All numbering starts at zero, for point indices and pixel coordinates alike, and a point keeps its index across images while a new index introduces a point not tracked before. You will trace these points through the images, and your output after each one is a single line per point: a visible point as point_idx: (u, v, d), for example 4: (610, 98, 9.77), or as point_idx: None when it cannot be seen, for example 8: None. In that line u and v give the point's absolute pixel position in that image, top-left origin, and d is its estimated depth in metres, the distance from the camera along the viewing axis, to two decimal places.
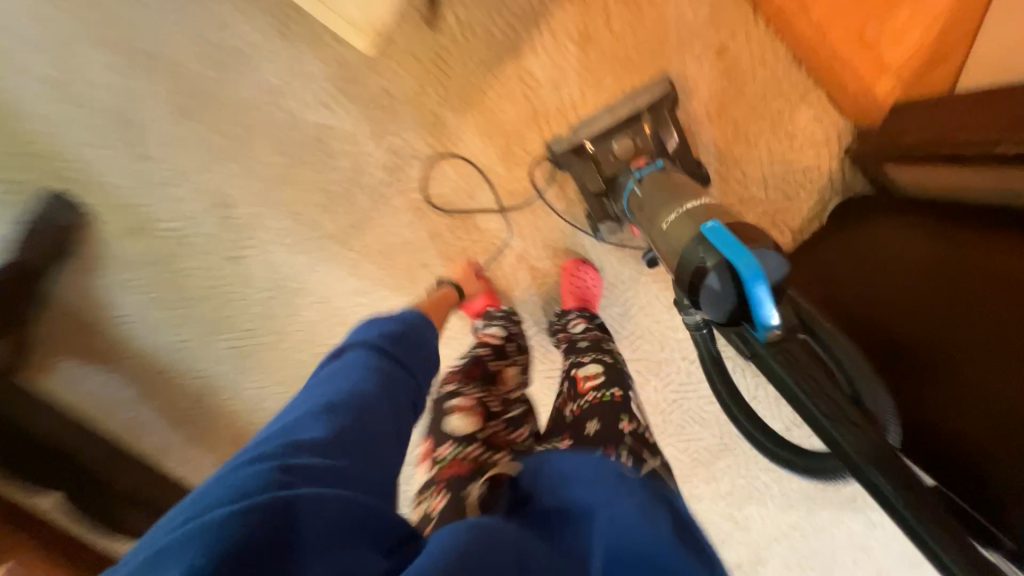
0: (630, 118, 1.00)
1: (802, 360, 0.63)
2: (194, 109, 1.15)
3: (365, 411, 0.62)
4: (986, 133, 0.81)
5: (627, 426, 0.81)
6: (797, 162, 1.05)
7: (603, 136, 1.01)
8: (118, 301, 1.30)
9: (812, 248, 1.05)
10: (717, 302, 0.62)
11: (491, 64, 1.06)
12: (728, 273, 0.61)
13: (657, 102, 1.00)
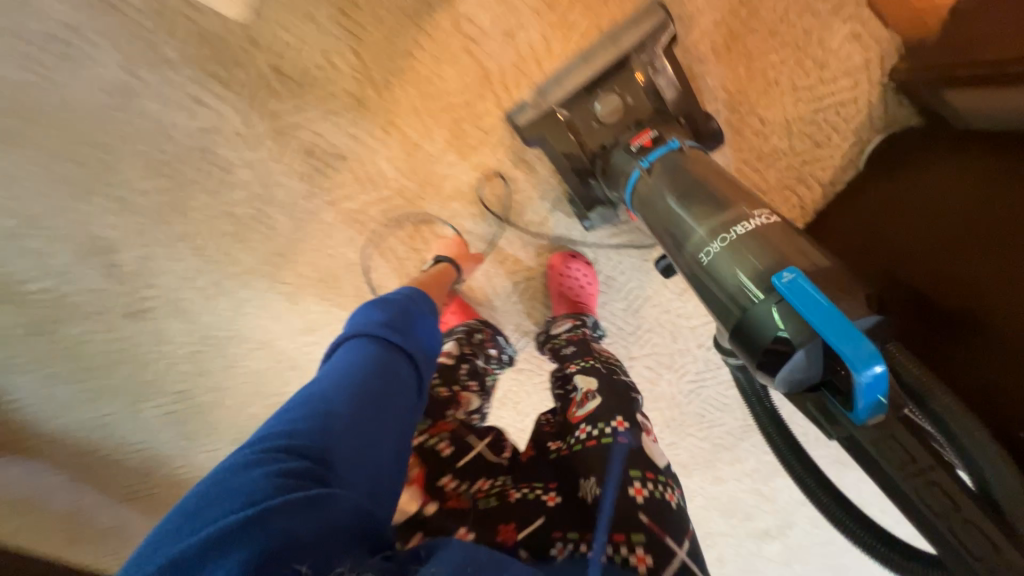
0: (614, 66, 0.75)
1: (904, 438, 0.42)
2: (15, 130, 0.82)
3: (390, 399, 0.56)
4: None
5: (639, 493, 0.56)
6: (828, 97, 0.82)
7: (580, 93, 0.76)
8: (8, 385, 1.06)
9: (845, 205, 0.86)
10: (797, 383, 0.46)
11: (415, 14, 0.76)
12: (821, 352, 0.44)
13: (648, 41, 0.74)
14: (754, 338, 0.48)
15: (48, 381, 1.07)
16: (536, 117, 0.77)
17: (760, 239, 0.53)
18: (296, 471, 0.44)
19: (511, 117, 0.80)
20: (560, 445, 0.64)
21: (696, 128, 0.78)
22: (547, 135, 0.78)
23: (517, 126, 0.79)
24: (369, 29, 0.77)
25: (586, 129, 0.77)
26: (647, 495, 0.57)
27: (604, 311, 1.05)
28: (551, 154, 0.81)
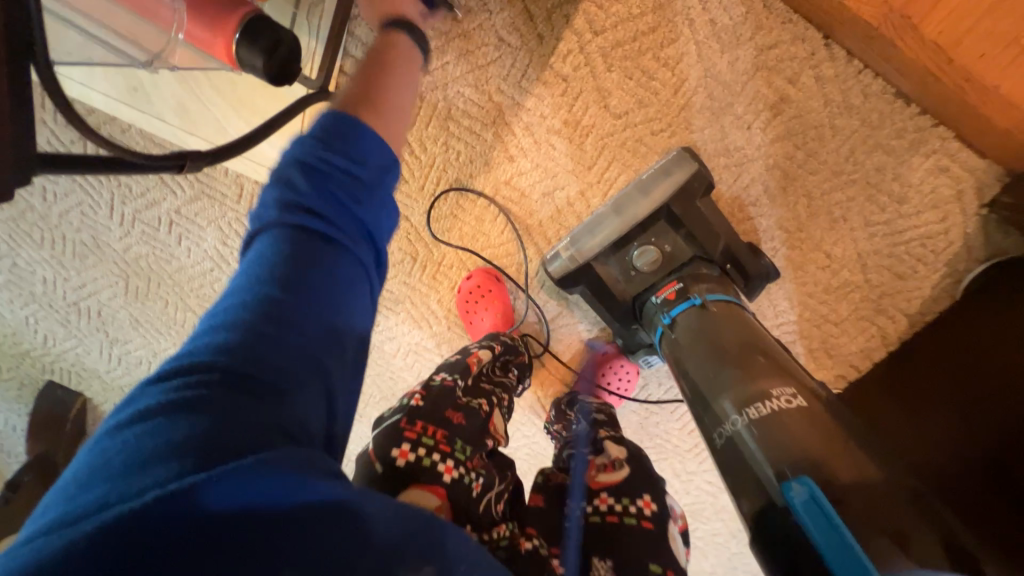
0: (648, 220, 0.70)
1: None
2: (144, 289, 1.00)
3: (324, 327, 0.41)
4: None
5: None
6: (909, 230, 0.73)
7: (618, 245, 0.71)
8: None
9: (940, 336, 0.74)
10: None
11: (458, 181, 0.79)
12: None
13: (687, 190, 0.69)
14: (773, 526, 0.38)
15: None
16: (570, 272, 0.73)
17: (774, 421, 0.43)
18: (219, 377, 0.35)
19: (549, 267, 0.75)
20: (575, 509, 0.60)
21: (747, 276, 0.71)
22: (584, 286, 0.75)
23: (551, 276, 0.75)
24: (416, 197, 0.81)
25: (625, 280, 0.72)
26: None
27: (658, 427, 1.01)
28: (587, 301, 0.77)
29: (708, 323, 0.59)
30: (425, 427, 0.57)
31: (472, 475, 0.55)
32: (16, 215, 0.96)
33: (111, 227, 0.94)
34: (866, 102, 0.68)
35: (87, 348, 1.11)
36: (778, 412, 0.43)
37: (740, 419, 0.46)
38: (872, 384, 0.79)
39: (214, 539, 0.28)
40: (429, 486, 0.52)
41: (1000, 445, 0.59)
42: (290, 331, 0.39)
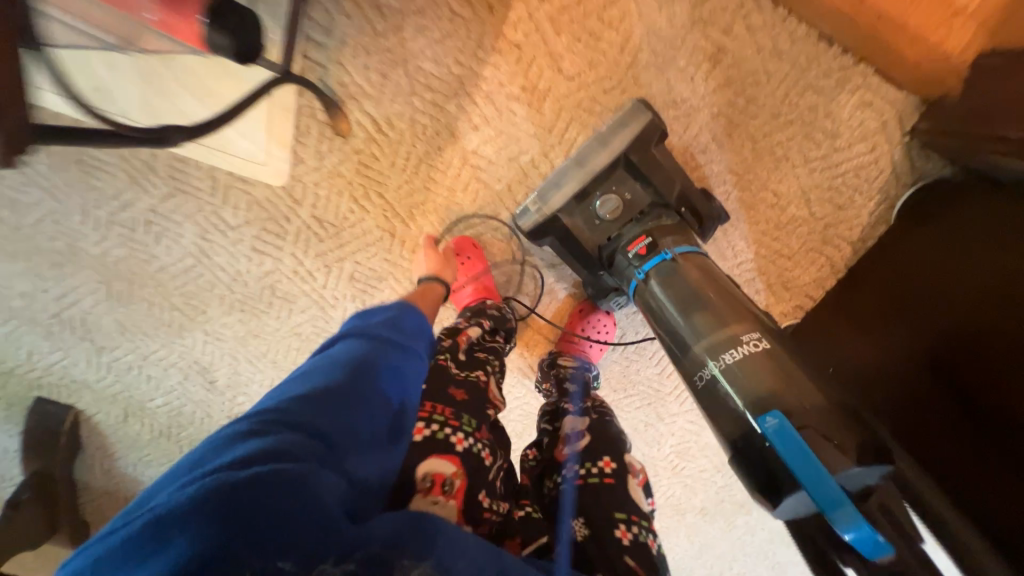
0: (607, 168, 0.74)
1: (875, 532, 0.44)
2: (126, 291, 1.01)
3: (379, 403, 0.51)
4: None
5: (625, 535, 0.61)
6: (844, 163, 0.80)
7: (581, 195, 0.75)
8: (146, 477, 1.32)
9: (883, 259, 0.81)
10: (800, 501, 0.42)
11: (427, 154, 0.83)
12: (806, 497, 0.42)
13: (644, 137, 0.73)
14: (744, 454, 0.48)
15: None
16: (539, 225, 0.76)
17: (751, 367, 0.50)
18: (277, 420, 0.43)
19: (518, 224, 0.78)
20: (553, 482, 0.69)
21: (701, 218, 0.76)
22: (553, 238, 0.79)
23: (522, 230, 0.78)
24: (388, 174, 0.85)
25: (591, 229, 0.76)
26: (633, 538, 0.61)
27: (638, 374, 1.08)
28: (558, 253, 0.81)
29: (681, 272, 0.66)
30: (434, 406, 0.63)
31: (480, 445, 0.61)
32: None
33: (86, 232, 0.94)
34: (799, 46, 0.74)
35: (75, 359, 1.12)
36: (750, 354, 0.51)
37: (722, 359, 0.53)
38: (831, 305, 0.86)
39: (236, 533, 0.35)
40: (447, 453, 0.58)
41: (947, 343, 0.67)
42: (343, 397, 0.49)
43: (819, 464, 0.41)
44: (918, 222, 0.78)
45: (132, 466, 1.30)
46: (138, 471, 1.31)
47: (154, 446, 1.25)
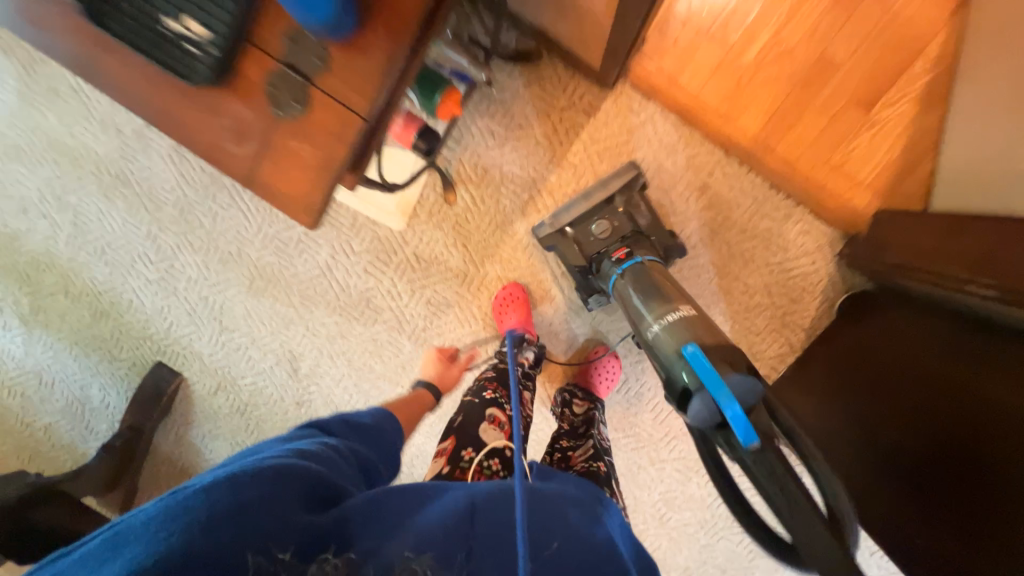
0: (605, 202, 1.05)
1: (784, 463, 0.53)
2: (262, 287, 1.37)
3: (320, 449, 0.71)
4: (1002, 281, 0.72)
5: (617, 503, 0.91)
6: (794, 269, 1.13)
7: (584, 216, 1.06)
8: (209, 448, 1.57)
9: (833, 338, 1.09)
10: (704, 419, 0.59)
11: (502, 223, 1.22)
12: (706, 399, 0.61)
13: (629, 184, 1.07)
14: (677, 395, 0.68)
15: (235, 445, 1.55)
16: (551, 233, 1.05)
17: (686, 326, 0.76)
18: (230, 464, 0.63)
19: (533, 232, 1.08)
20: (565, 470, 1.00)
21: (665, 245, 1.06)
22: (559, 245, 1.07)
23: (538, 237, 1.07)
24: (472, 233, 1.23)
25: (584, 241, 1.05)
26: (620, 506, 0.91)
27: (637, 418, 1.31)
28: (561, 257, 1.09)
29: (647, 271, 0.92)
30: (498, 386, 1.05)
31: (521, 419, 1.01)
32: (184, 230, 1.36)
33: (253, 242, 1.34)
34: (760, 188, 1.09)
35: (200, 334, 1.45)
36: (682, 315, 0.79)
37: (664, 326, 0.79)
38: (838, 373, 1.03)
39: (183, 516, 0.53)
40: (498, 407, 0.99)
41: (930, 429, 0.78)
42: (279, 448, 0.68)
43: (717, 375, 0.62)
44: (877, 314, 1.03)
45: (202, 436, 1.56)
46: (204, 442, 1.56)
47: (229, 420, 1.52)
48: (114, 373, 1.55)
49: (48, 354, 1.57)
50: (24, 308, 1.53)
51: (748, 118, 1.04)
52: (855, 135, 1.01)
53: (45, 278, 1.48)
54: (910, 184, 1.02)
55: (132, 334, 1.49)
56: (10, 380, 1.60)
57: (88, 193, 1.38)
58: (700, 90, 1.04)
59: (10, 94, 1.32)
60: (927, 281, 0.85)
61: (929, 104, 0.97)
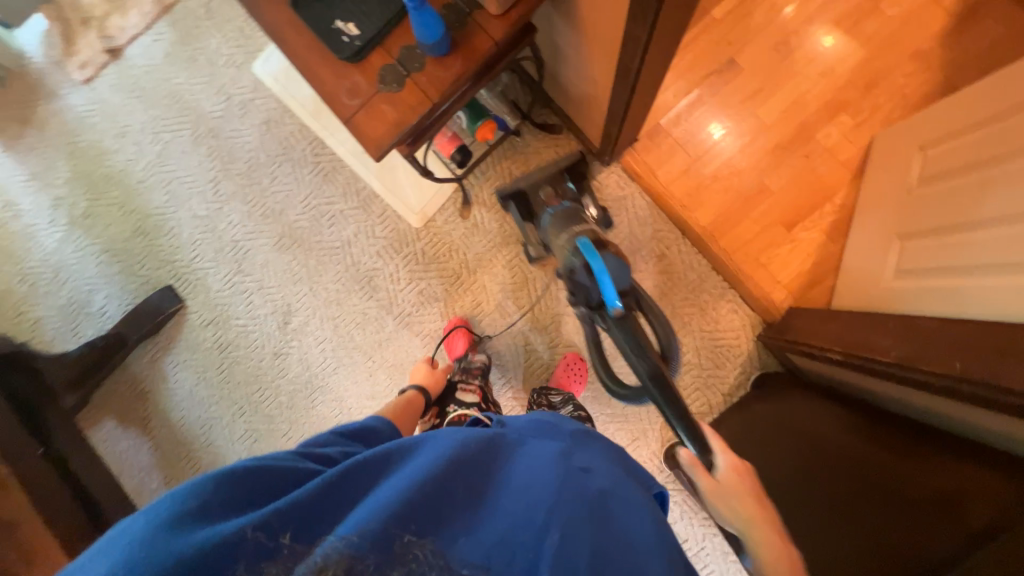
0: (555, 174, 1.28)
1: (635, 328, 0.93)
2: (287, 245, 1.60)
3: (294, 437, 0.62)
4: (845, 349, 0.95)
5: None
6: (721, 340, 1.36)
7: (535, 183, 1.26)
8: (174, 376, 1.65)
9: (745, 401, 1.28)
10: (590, 295, 0.97)
11: (499, 244, 1.49)
12: (585, 272, 0.97)
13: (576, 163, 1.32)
14: (605, 312, 0.97)
15: (201, 380, 1.64)
16: (508, 191, 1.27)
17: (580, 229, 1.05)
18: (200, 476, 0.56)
19: (496, 196, 1.28)
20: None
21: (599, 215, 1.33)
22: (513, 203, 1.31)
23: (499, 195, 1.31)
24: (474, 245, 1.50)
25: (535, 202, 1.24)
26: None
27: None
28: (515, 213, 1.32)
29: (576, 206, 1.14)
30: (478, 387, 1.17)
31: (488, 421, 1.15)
32: (244, 183, 1.63)
33: (297, 207, 1.59)
34: (704, 268, 1.38)
35: (217, 271, 1.64)
36: (589, 224, 1.08)
37: (575, 263, 0.99)
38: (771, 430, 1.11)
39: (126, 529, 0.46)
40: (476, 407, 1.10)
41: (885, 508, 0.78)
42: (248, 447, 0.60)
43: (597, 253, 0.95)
44: (795, 391, 1.21)
45: (174, 364, 1.65)
46: (173, 370, 1.65)
47: (206, 355, 1.64)
48: (124, 286, 1.70)
49: (74, 255, 1.74)
50: (77, 211, 1.74)
51: (702, 212, 1.36)
52: (777, 246, 1.33)
53: (110, 191, 1.72)
54: (815, 292, 1.30)
55: (158, 256, 1.68)
56: (28, 269, 1.76)
57: (180, 135, 1.68)
58: (670, 183, 1.38)
59: (159, 52, 1.69)
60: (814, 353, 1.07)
61: (834, 235, 1.30)
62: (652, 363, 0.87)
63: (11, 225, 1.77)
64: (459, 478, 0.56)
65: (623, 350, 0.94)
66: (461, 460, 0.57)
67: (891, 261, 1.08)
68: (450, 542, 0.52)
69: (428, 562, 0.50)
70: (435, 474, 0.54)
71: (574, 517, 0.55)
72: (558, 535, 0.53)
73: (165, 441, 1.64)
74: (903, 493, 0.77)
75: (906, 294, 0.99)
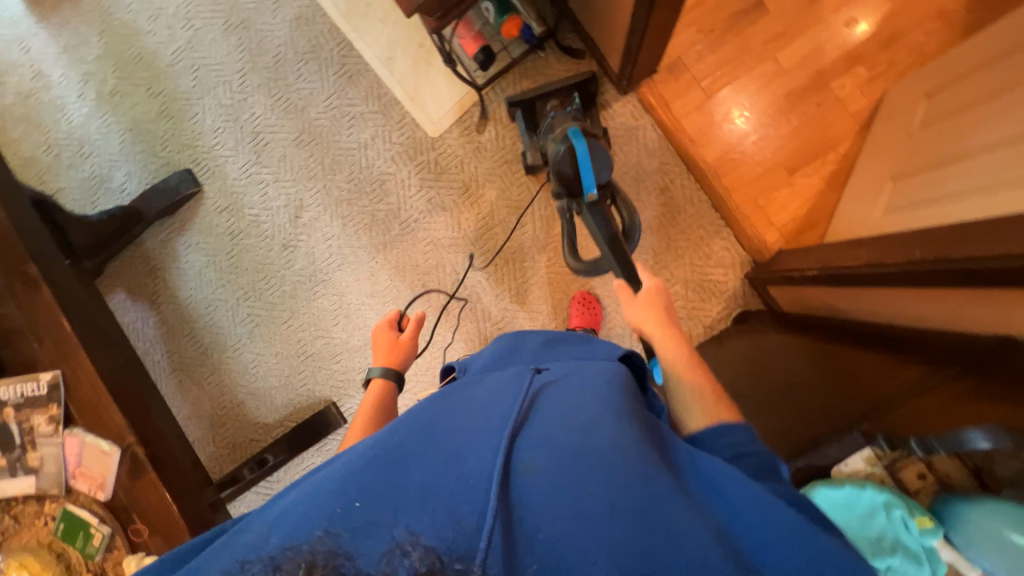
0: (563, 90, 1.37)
1: (604, 210, 1.04)
2: (305, 142, 1.64)
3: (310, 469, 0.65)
4: (826, 264, 1.05)
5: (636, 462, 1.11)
6: (710, 275, 1.42)
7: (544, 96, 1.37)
8: (185, 257, 1.71)
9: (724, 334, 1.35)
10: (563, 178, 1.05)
11: (509, 161, 1.53)
12: (567, 153, 1.04)
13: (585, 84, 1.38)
14: (580, 200, 1.06)
15: (211, 265, 1.70)
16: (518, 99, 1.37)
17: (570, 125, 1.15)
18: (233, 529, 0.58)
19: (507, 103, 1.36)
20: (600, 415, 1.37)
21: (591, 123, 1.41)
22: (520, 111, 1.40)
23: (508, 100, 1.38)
24: (485, 161, 1.54)
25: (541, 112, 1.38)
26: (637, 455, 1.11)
27: None
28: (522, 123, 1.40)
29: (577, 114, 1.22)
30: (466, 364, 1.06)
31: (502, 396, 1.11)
32: (270, 77, 1.66)
33: (319, 104, 1.63)
34: (704, 205, 1.42)
35: (236, 160, 1.68)
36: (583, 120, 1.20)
37: (561, 149, 1.05)
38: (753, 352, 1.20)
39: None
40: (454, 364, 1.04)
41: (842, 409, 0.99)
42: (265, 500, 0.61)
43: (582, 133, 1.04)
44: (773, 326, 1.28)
45: (186, 245, 1.71)
46: (185, 251, 1.71)
47: (218, 241, 1.70)
48: (145, 166, 1.74)
49: (98, 130, 1.76)
50: (106, 88, 1.76)
51: (710, 150, 1.40)
52: (777, 189, 1.37)
53: (138, 72, 1.74)
54: (807, 236, 1.35)
55: (181, 140, 1.71)
56: (54, 139, 1.77)
57: (213, 23, 1.69)
58: (683, 117, 1.41)
59: None
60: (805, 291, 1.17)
61: (833, 185, 1.35)
62: (610, 232, 1.03)
63: (40, 94, 1.77)
64: (400, 442, 0.55)
65: (592, 233, 1.05)
66: (409, 429, 0.58)
67: (883, 198, 1.13)
68: (425, 525, 0.45)
69: (412, 555, 0.43)
70: (378, 450, 0.54)
71: (533, 436, 0.55)
72: (530, 455, 0.52)
73: (171, 317, 1.71)
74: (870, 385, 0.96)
75: (889, 226, 1.05)
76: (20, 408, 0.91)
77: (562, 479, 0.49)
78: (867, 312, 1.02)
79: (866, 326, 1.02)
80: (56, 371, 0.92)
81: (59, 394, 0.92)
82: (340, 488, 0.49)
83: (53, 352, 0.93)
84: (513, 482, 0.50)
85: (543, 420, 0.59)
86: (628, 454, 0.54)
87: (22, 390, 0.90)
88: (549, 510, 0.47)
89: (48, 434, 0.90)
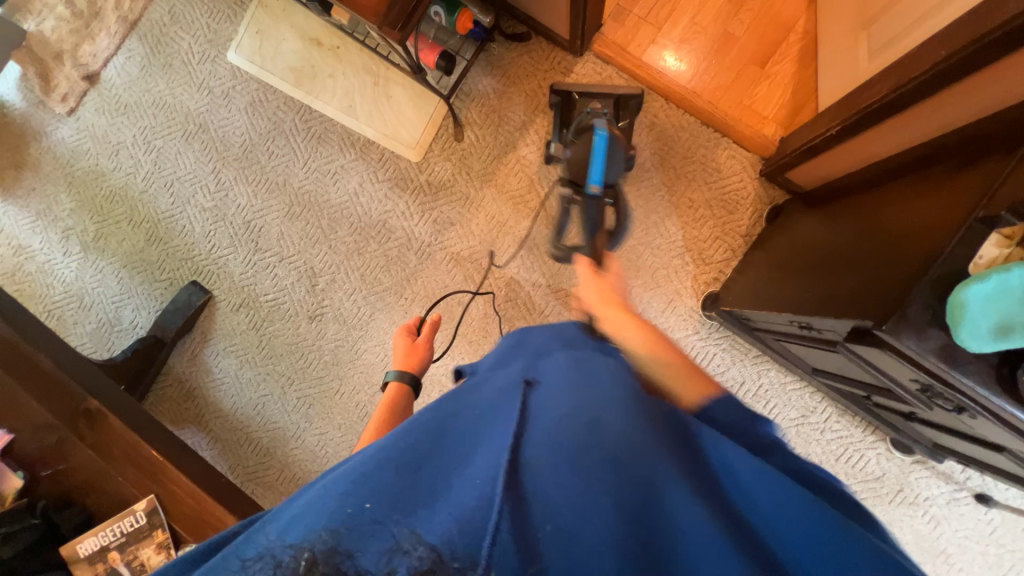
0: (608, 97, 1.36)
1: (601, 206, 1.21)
2: (297, 212, 1.64)
3: None
4: (848, 115, 1.08)
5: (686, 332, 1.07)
6: (728, 186, 1.43)
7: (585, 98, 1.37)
8: (217, 366, 1.67)
9: (765, 235, 1.34)
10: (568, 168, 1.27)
11: (497, 156, 1.55)
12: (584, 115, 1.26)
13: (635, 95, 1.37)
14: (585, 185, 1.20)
15: (245, 363, 1.66)
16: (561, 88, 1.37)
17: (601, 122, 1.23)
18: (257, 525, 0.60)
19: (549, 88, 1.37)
20: None
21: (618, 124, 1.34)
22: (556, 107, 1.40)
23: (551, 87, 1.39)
24: (474, 165, 1.56)
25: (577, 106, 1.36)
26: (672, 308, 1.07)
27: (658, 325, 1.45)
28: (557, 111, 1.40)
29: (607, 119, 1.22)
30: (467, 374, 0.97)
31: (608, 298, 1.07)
32: (244, 166, 1.67)
33: (299, 173, 1.64)
34: (694, 125, 1.44)
35: (236, 255, 1.67)
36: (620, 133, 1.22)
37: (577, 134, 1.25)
38: (793, 243, 1.20)
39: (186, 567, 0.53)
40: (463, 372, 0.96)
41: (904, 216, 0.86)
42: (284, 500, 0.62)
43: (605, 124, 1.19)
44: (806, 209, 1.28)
45: (214, 353, 1.67)
46: (215, 359, 1.67)
47: (244, 338, 1.66)
48: (150, 294, 1.72)
49: (94, 277, 1.74)
50: (88, 237, 1.75)
51: (679, 73, 1.43)
52: (756, 85, 1.40)
53: (115, 209, 1.74)
54: (802, 115, 1.37)
55: (176, 256, 1.70)
56: (52, 303, 1.75)
57: (173, 137, 1.72)
58: (643, 55, 1.44)
59: (135, 67, 1.74)
60: (828, 159, 1.19)
61: (804, 61, 1.38)
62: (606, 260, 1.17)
63: (26, 266, 1.76)
64: (403, 446, 0.54)
65: (586, 214, 1.22)
66: (421, 429, 0.57)
67: (862, 48, 1.15)
68: (425, 528, 0.45)
69: (411, 554, 0.44)
70: (389, 451, 0.54)
71: (539, 428, 0.54)
72: (537, 450, 0.51)
73: (222, 431, 1.65)
74: (908, 198, 0.89)
75: (882, 64, 1.06)
76: (124, 549, 0.89)
77: (569, 469, 0.49)
78: (898, 149, 1.01)
79: (895, 161, 1.00)
80: (149, 497, 0.91)
81: (159, 520, 0.90)
82: (347, 492, 0.49)
83: (143, 478, 0.93)
84: (521, 483, 0.49)
85: (551, 410, 0.56)
86: (637, 435, 0.53)
87: (121, 528, 0.89)
88: (558, 505, 0.47)
89: (161, 564, 0.89)
